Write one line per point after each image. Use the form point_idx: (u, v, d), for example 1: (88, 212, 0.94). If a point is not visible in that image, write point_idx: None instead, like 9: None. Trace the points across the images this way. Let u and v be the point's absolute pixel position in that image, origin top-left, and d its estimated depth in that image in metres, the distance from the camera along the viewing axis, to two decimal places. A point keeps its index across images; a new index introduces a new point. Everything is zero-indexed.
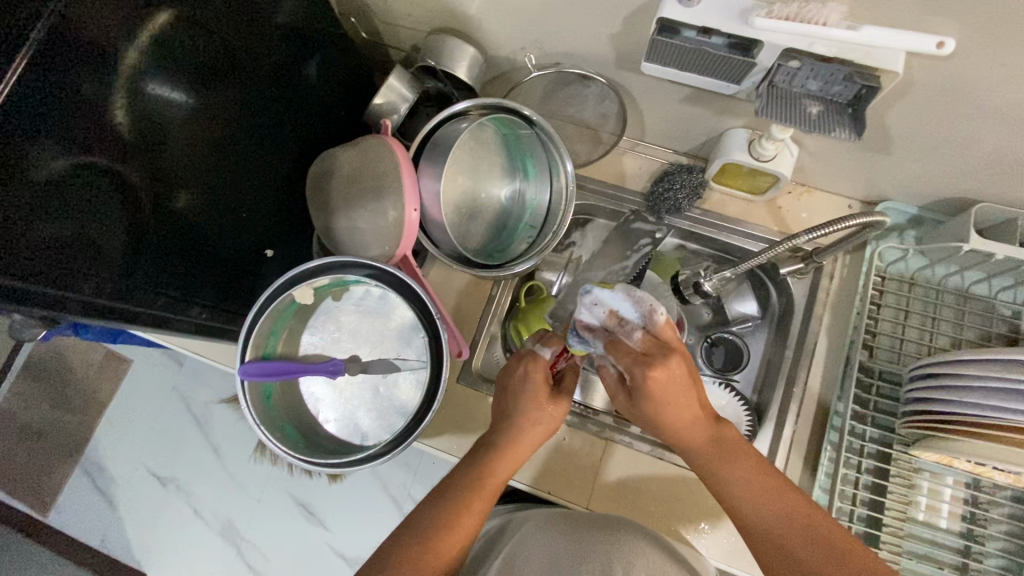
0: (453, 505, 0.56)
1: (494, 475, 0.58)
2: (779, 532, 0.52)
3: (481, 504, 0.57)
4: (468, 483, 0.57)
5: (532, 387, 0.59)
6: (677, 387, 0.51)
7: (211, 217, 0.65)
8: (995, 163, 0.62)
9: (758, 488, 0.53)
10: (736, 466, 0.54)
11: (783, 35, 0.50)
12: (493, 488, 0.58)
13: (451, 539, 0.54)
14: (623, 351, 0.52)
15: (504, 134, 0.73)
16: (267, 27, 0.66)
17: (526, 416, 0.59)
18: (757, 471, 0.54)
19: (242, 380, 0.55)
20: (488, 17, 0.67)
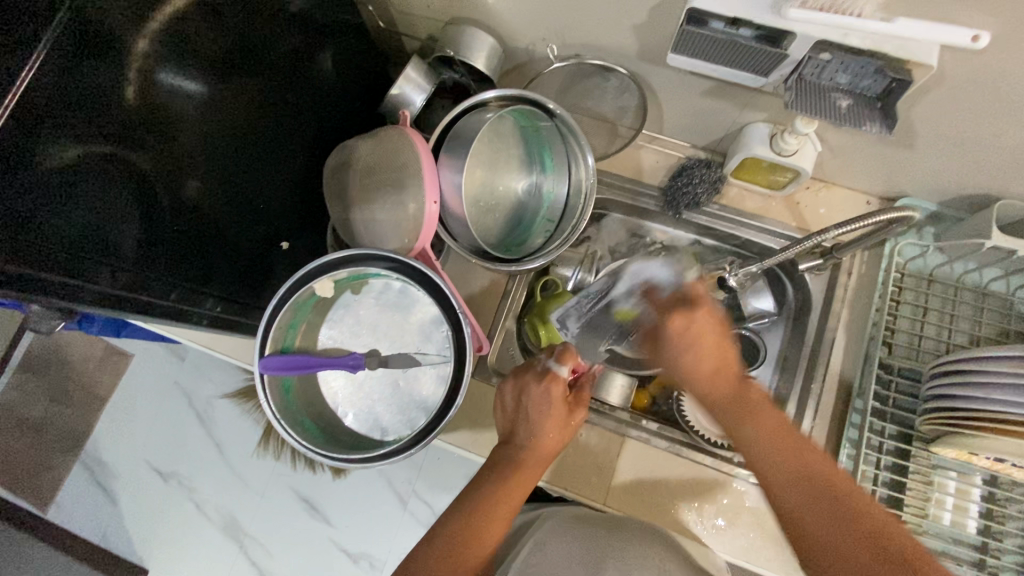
0: (473, 518, 0.57)
1: (514, 484, 0.59)
2: (802, 496, 0.50)
3: (501, 516, 0.57)
4: (488, 494, 0.58)
5: (547, 400, 0.60)
6: (702, 334, 0.59)
7: (227, 211, 0.64)
8: (1019, 159, 0.61)
9: (779, 447, 0.53)
10: (756, 427, 0.54)
11: (817, 26, 0.49)
12: (513, 499, 0.58)
13: (472, 550, 0.55)
14: (655, 302, 0.64)
15: (524, 127, 0.72)
16: (282, 16, 0.65)
17: (542, 427, 0.60)
18: (783, 433, 0.54)
19: (262, 373, 0.54)
20: (509, 7, 0.66)
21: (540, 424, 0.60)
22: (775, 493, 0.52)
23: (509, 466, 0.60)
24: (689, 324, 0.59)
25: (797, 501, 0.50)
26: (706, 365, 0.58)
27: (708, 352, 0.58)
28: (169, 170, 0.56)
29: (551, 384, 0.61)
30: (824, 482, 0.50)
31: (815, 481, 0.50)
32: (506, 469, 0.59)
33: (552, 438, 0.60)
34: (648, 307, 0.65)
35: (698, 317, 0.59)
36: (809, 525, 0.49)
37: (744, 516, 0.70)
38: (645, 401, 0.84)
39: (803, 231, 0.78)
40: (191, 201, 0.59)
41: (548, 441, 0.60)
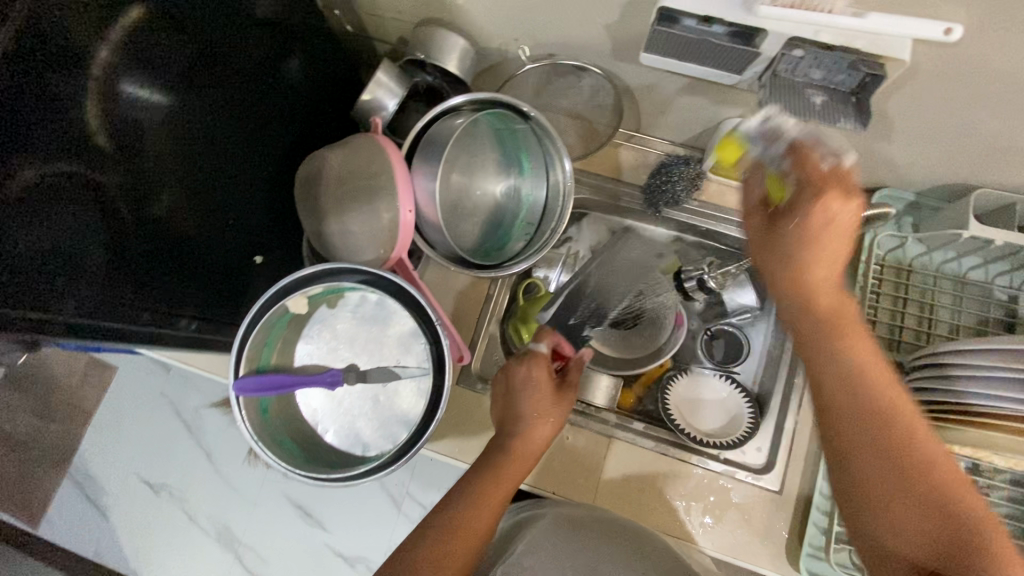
0: (459, 515, 0.57)
1: (502, 480, 0.59)
2: (872, 447, 0.48)
3: (487, 511, 0.57)
4: (472, 491, 0.58)
5: (533, 382, 0.64)
6: (831, 235, 0.50)
7: (197, 228, 0.62)
8: (994, 148, 0.61)
9: (860, 384, 0.49)
10: (845, 363, 0.50)
11: (789, 23, 0.48)
12: (499, 495, 0.58)
13: (460, 547, 0.55)
14: (803, 167, 0.51)
15: (499, 130, 0.70)
16: (245, 24, 0.63)
17: (532, 417, 0.62)
18: (869, 365, 0.50)
19: (237, 395, 0.53)
20: (479, 7, 0.65)
21: (531, 414, 0.62)
22: (835, 424, 0.49)
23: (496, 464, 0.60)
24: (837, 216, 0.50)
25: (863, 440, 0.48)
26: (821, 273, 0.51)
27: (829, 259, 0.51)
28: (137, 184, 0.54)
29: (532, 363, 0.65)
30: (891, 425, 0.48)
31: (882, 421, 0.48)
32: (492, 467, 0.60)
33: (542, 429, 0.62)
34: (788, 167, 0.53)
35: (846, 209, 0.49)
36: (859, 462, 0.48)
37: (731, 512, 0.71)
38: (631, 400, 0.81)
39: None
40: (163, 215, 0.58)
41: (535, 435, 0.62)
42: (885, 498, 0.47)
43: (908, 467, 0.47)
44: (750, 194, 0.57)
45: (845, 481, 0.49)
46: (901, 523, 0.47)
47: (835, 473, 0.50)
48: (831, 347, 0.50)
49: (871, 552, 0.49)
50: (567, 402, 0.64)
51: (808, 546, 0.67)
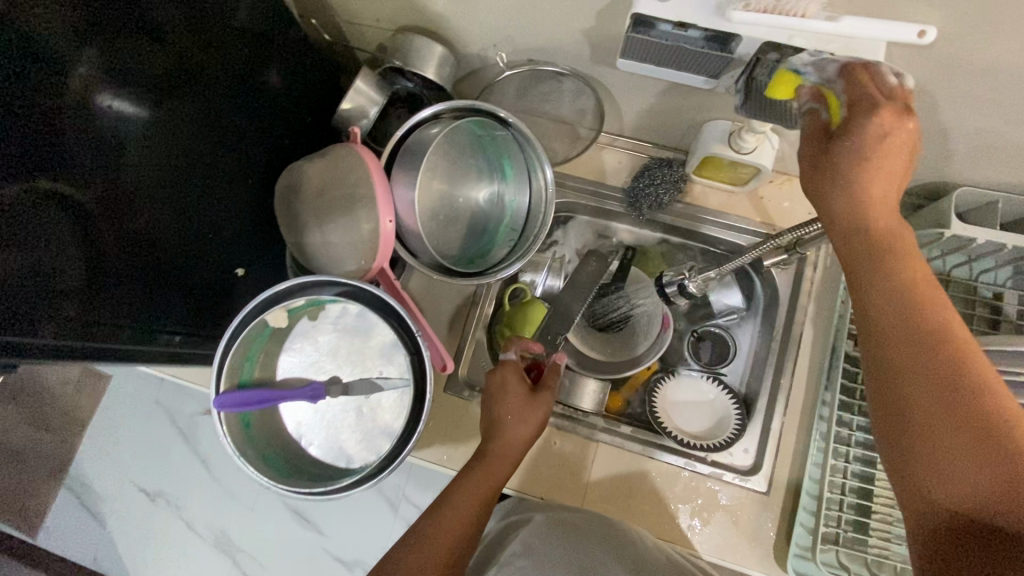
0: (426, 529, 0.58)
1: (466, 490, 0.60)
2: (916, 366, 0.40)
3: (452, 521, 0.58)
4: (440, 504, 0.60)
5: (509, 384, 0.66)
6: (888, 147, 0.44)
7: (175, 242, 0.62)
8: (974, 146, 0.61)
9: (906, 299, 0.42)
10: (887, 279, 0.43)
11: (762, 28, 0.48)
12: (463, 506, 0.59)
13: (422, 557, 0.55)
14: (860, 86, 0.45)
15: (480, 136, 0.69)
16: (220, 34, 0.62)
17: (505, 422, 0.64)
18: (925, 286, 0.43)
19: (218, 411, 0.53)
20: (457, 14, 0.65)
21: (505, 417, 0.64)
22: (886, 348, 0.42)
23: (466, 477, 0.62)
24: (891, 132, 0.44)
25: (904, 358, 0.41)
26: (879, 189, 0.45)
27: (886, 174, 0.44)
28: (112, 197, 0.54)
29: (508, 364, 0.67)
30: (950, 350, 0.40)
31: (939, 348, 0.40)
32: (462, 480, 0.61)
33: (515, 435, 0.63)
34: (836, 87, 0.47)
35: (894, 128, 0.43)
36: (913, 396, 0.40)
37: (719, 514, 0.71)
38: (619, 404, 0.81)
39: (767, 227, 0.78)
40: (140, 226, 0.57)
41: (505, 446, 0.63)
42: (931, 434, 0.39)
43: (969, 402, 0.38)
44: (808, 122, 0.49)
45: (890, 417, 0.41)
46: (958, 470, 0.38)
47: (870, 390, 0.43)
48: (878, 267, 0.44)
49: (909, 507, 0.41)
50: (542, 401, 0.65)
51: (794, 547, 0.67)
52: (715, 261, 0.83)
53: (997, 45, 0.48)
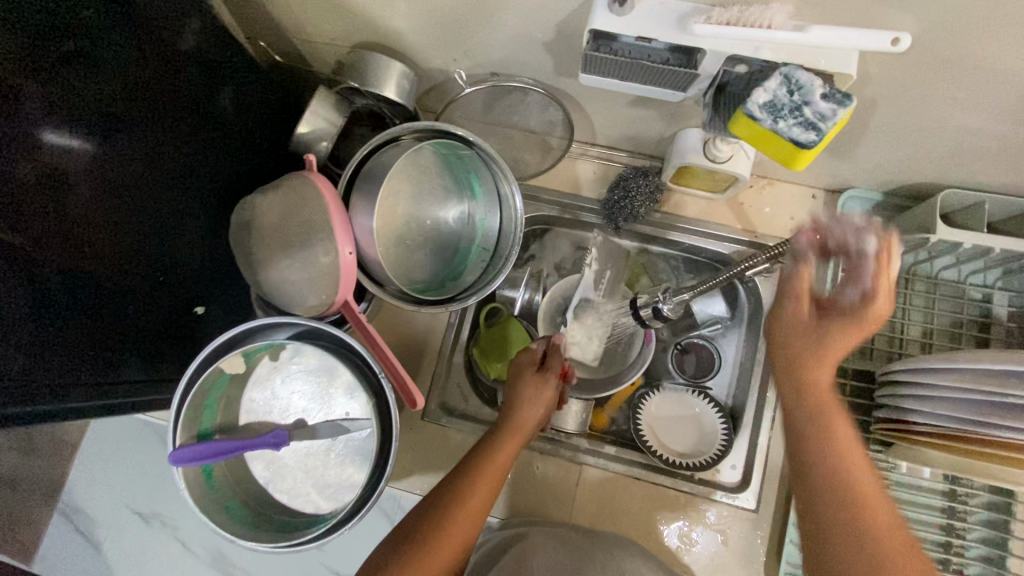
0: (427, 533, 0.51)
1: (476, 491, 0.54)
2: (830, 518, 0.45)
3: (464, 527, 0.53)
4: (443, 507, 0.53)
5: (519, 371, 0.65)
6: (831, 336, 0.47)
7: (127, 285, 0.58)
8: (958, 147, 0.59)
9: (832, 461, 0.46)
10: (825, 442, 0.46)
11: (725, 41, 0.45)
12: (474, 511, 0.54)
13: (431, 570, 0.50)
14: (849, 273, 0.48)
15: (444, 155, 0.67)
16: (168, 61, 0.59)
17: (514, 409, 0.61)
18: (857, 461, 0.46)
19: (175, 466, 0.51)
20: (412, 29, 0.62)
21: (516, 402, 0.62)
22: (810, 503, 0.46)
23: (470, 474, 0.56)
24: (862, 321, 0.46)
25: (823, 510, 0.45)
26: (826, 370, 0.48)
27: (830, 362, 0.48)
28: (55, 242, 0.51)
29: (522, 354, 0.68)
30: (863, 513, 0.44)
31: (859, 515, 0.44)
32: (465, 479, 0.55)
33: (521, 421, 0.61)
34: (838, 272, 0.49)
35: (837, 333, 0.47)
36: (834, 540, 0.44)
37: (708, 532, 0.70)
38: (603, 422, 0.79)
39: (749, 234, 0.76)
40: (88, 271, 0.54)
41: (512, 439, 0.59)
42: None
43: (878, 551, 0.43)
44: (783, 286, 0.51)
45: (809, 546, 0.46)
46: None
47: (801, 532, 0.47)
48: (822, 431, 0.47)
49: None
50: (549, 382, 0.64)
51: (785, 565, 0.66)
52: (698, 269, 0.81)
53: (975, 49, 0.45)
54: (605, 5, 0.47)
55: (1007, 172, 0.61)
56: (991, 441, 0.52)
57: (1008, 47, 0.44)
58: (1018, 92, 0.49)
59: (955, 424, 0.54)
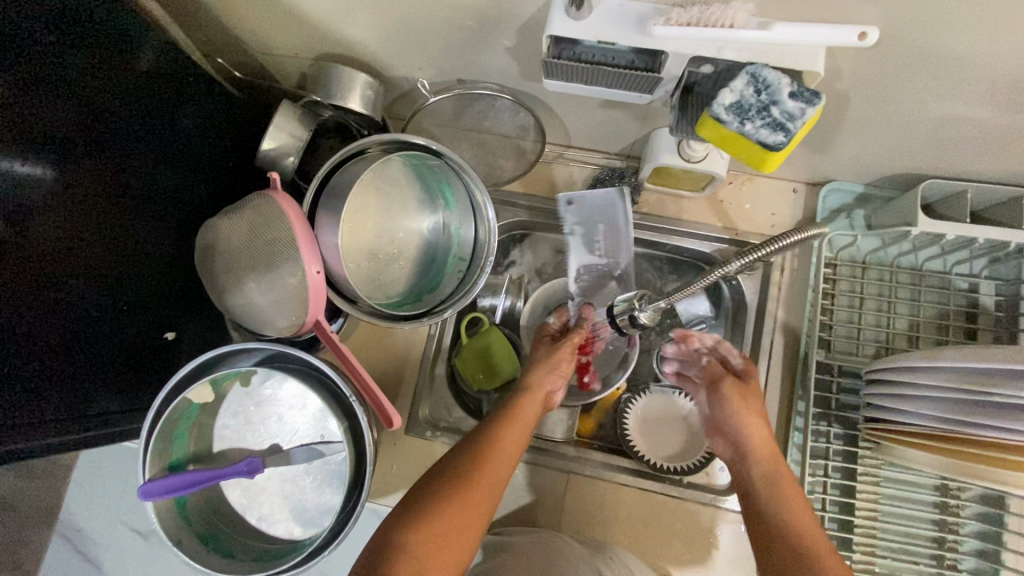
0: (463, 473, 0.55)
1: (508, 436, 0.59)
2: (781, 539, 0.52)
3: (498, 467, 0.56)
4: (477, 452, 0.57)
5: (537, 344, 0.71)
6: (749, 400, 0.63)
7: (92, 315, 0.56)
8: (936, 138, 0.58)
9: (779, 498, 0.55)
10: (768, 480, 0.57)
11: (687, 42, 0.44)
12: (507, 454, 0.58)
13: (470, 504, 0.53)
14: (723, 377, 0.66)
15: (415, 167, 0.65)
16: (129, 81, 0.57)
17: (533, 372, 0.66)
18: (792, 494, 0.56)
19: (145, 499, 0.51)
20: (373, 39, 0.60)
21: (537, 365, 0.67)
22: (766, 528, 0.54)
23: (499, 423, 0.60)
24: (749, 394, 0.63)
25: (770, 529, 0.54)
26: (760, 427, 0.61)
27: (760, 419, 0.62)
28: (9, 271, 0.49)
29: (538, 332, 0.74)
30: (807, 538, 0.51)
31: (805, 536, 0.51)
32: (496, 427, 0.59)
33: (541, 382, 0.66)
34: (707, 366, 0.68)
35: (752, 397, 0.63)
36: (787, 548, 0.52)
37: (699, 537, 0.69)
38: (590, 427, 0.77)
39: (730, 231, 0.75)
40: (45, 302, 0.52)
41: (535, 397, 0.64)
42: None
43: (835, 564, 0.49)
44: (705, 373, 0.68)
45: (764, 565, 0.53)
46: None
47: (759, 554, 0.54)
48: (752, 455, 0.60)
49: None
50: (568, 348, 0.69)
51: None
52: (681, 269, 0.79)
53: (946, 40, 0.43)
54: (562, 10, 0.45)
55: (987, 161, 0.59)
56: (994, 443, 0.51)
57: (978, 36, 0.42)
58: (990, 82, 0.47)
59: (949, 423, 0.53)
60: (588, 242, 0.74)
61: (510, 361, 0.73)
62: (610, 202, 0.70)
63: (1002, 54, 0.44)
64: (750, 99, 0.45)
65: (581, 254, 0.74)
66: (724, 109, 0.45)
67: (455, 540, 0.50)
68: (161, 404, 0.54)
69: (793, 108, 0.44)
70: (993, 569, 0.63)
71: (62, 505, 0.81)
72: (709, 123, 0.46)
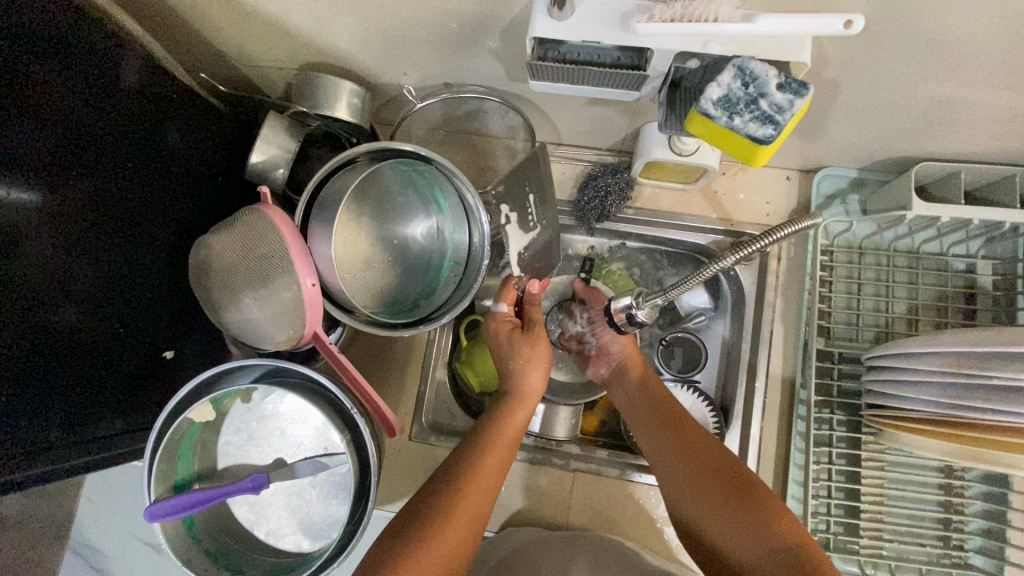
0: (443, 506, 0.52)
1: (491, 459, 0.57)
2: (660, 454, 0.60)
3: (480, 494, 0.54)
4: (459, 477, 0.55)
5: (502, 339, 0.67)
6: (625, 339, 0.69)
7: (88, 339, 0.55)
8: (928, 121, 0.57)
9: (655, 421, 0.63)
10: (646, 407, 0.65)
11: (672, 38, 0.43)
12: (491, 478, 0.56)
13: (454, 537, 0.50)
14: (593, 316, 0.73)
15: (405, 173, 0.64)
16: (114, 102, 0.56)
17: (517, 380, 0.65)
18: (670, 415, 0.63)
19: (151, 521, 0.51)
20: (356, 46, 0.60)
21: (520, 370, 0.65)
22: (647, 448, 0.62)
23: (484, 444, 0.58)
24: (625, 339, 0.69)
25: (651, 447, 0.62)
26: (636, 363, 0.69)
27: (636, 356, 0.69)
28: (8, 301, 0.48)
29: (493, 323, 0.69)
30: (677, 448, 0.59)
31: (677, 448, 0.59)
32: (479, 447, 0.58)
33: (530, 389, 0.65)
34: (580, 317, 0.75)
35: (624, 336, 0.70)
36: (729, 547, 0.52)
37: None
38: (593, 424, 0.79)
39: (725, 222, 0.75)
40: (42, 329, 0.51)
41: (521, 407, 0.63)
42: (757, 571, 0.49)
43: (772, 527, 0.50)
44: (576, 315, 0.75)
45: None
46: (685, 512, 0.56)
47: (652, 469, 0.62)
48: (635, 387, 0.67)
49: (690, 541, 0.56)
50: (543, 345, 0.67)
51: None
52: (677, 262, 0.79)
53: (935, 23, 0.43)
54: (544, 10, 0.45)
55: (981, 141, 0.59)
56: (998, 426, 0.51)
57: (966, 18, 0.42)
58: (980, 63, 0.47)
59: (951, 408, 0.53)
60: (523, 224, 0.71)
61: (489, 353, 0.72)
62: (534, 168, 0.69)
63: (990, 35, 0.43)
64: (739, 92, 0.44)
65: (519, 238, 0.71)
66: (711, 100, 0.45)
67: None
68: (162, 425, 0.54)
69: (783, 99, 0.44)
70: (999, 547, 0.63)
71: (73, 522, 0.81)
72: (697, 114, 0.46)
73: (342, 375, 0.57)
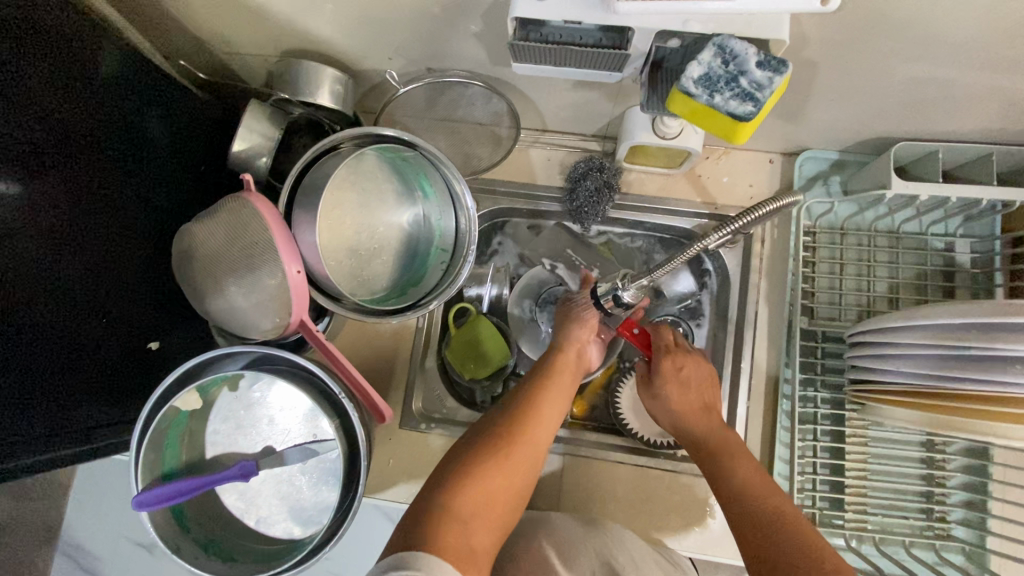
0: (500, 440, 0.54)
1: (550, 405, 0.59)
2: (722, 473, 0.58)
3: (542, 436, 0.56)
4: (515, 416, 0.57)
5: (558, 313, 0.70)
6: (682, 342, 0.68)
7: (69, 331, 0.55)
8: (904, 101, 0.58)
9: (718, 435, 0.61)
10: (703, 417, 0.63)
11: (651, 16, 0.43)
12: (546, 421, 0.58)
13: (509, 469, 0.53)
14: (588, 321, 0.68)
15: (388, 160, 0.64)
16: (87, 88, 0.55)
17: (565, 339, 0.65)
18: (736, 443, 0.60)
19: (138, 510, 0.51)
20: (337, 32, 0.59)
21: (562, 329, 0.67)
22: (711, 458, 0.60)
23: (539, 389, 0.60)
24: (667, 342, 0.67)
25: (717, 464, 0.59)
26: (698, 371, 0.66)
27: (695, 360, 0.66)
28: None
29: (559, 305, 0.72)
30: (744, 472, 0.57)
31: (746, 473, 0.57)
32: (532, 395, 0.59)
33: (573, 349, 0.65)
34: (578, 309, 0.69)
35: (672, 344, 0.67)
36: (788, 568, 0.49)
37: (695, 506, 0.71)
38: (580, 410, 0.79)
39: (709, 205, 0.75)
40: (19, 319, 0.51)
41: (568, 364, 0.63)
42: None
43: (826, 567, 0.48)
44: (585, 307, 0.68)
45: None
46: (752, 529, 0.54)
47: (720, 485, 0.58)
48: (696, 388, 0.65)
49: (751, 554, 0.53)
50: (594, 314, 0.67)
51: None
52: (663, 247, 0.80)
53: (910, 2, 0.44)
54: None
55: (957, 121, 0.60)
56: (979, 400, 0.52)
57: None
58: (953, 42, 0.48)
59: (933, 381, 0.54)
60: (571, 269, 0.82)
61: (497, 350, 0.72)
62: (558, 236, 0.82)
63: (962, 13, 0.44)
64: (717, 71, 0.45)
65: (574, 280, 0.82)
66: (691, 79, 0.46)
67: (490, 511, 0.50)
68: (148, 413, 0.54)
69: (761, 73, 0.44)
70: (980, 518, 0.65)
71: (61, 523, 0.80)
72: (675, 90, 0.46)
73: (329, 362, 0.57)
